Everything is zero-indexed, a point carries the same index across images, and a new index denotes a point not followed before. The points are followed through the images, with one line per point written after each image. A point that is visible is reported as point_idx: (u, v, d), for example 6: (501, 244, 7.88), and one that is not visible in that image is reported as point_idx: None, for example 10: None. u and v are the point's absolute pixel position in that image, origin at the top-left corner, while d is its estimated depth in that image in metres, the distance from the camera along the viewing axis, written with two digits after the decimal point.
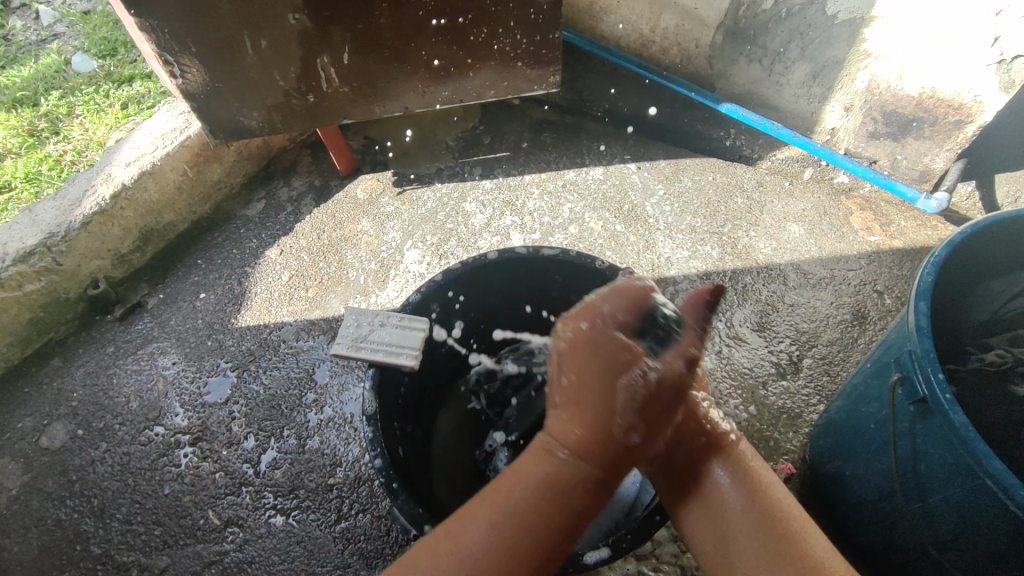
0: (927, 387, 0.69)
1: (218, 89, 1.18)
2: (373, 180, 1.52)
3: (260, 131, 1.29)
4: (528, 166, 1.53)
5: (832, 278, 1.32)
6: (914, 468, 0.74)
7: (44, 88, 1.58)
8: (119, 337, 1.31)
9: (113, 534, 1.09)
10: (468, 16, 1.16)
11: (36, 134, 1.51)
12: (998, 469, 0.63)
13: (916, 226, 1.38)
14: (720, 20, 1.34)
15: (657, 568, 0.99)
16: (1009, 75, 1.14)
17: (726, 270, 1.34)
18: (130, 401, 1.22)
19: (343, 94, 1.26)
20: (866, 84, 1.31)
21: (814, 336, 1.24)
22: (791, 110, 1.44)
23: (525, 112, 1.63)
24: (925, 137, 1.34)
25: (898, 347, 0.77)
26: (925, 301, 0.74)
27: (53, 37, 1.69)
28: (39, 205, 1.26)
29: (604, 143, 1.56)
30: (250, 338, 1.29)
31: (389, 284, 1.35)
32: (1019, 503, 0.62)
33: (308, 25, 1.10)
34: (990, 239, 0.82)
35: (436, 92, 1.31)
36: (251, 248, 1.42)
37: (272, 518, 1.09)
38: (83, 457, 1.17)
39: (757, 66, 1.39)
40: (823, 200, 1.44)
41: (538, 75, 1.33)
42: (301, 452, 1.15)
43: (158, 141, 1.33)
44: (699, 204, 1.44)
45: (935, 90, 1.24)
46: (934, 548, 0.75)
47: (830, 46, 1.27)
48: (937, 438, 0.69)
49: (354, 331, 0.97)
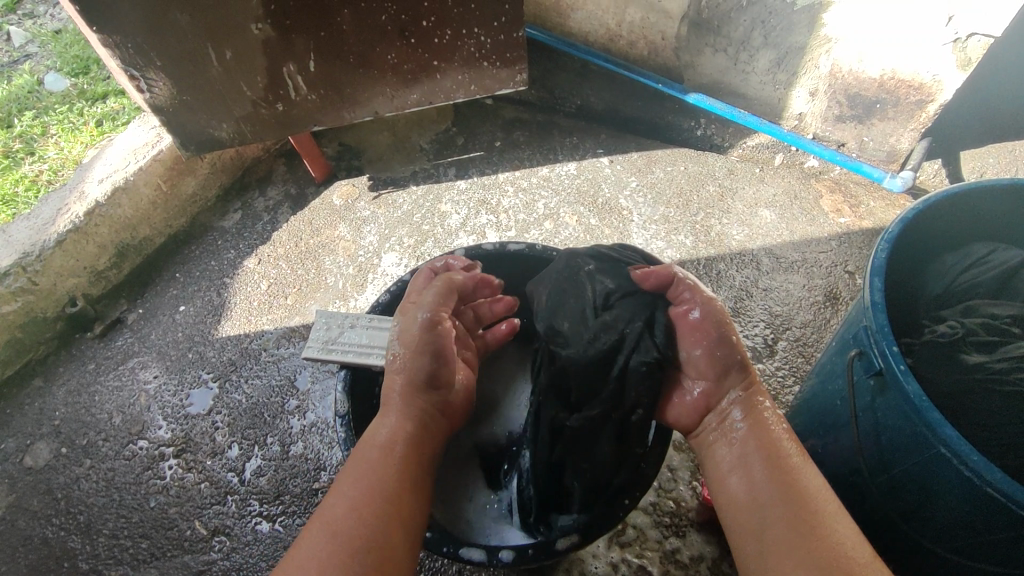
0: (883, 360, 0.71)
1: (186, 102, 1.18)
2: (348, 186, 1.53)
3: (230, 142, 1.30)
4: (501, 164, 1.54)
5: (804, 261, 1.34)
6: (878, 442, 0.76)
7: (17, 109, 1.58)
8: (100, 354, 1.31)
9: (100, 549, 1.09)
10: (431, 18, 1.17)
11: (11, 155, 1.51)
12: (950, 436, 0.65)
13: (884, 206, 1.41)
14: (684, 12, 1.35)
15: (640, 555, 1.00)
16: (965, 54, 1.16)
17: (700, 258, 1.36)
18: (113, 417, 1.23)
19: (311, 102, 1.26)
20: (828, 69, 1.33)
21: (788, 319, 1.26)
22: (758, 97, 1.46)
23: (498, 111, 1.64)
24: (889, 118, 1.36)
25: (856, 324, 0.78)
26: (880, 277, 0.76)
27: (24, 57, 1.69)
28: (12, 226, 1.26)
29: (576, 139, 1.58)
30: (230, 348, 1.30)
31: (368, 288, 1.36)
32: (973, 468, 0.63)
33: (270, 35, 1.11)
34: (934, 215, 0.85)
35: (405, 96, 1.31)
36: (229, 258, 1.43)
37: (258, 525, 1.09)
38: (67, 475, 1.17)
39: (722, 55, 1.40)
40: (793, 185, 1.46)
41: (506, 74, 1.34)
42: (285, 458, 1.15)
43: (131, 157, 1.34)
44: (672, 194, 1.46)
45: (895, 71, 1.26)
46: (901, 518, 0.77)
47: (791, 33, 1.29)
48: (896, 410, 0.71)
49: (324, 336, 1.01)
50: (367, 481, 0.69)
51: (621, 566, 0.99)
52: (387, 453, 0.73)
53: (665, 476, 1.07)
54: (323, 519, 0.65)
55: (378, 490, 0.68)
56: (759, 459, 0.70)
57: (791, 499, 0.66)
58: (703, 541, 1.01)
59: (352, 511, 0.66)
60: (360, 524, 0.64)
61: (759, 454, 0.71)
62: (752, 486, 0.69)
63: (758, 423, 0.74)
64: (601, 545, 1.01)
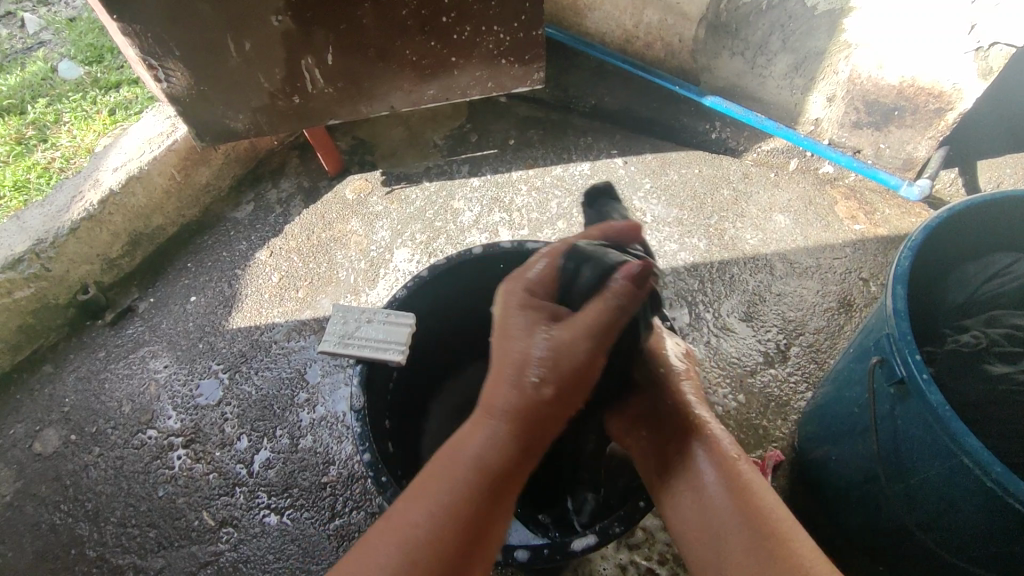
0: (905, 368, 0.71)
1: (204, 92, 1.18)
2: (362, 180, 1.52)
3: (246, 133, 1.30)
4: (515, 162, 1.54)
5: (818, 266, 1.33)
6: (896, 450, 0.76)
7: (30, 96, 1.58)
8: (111, 342, 1.31)
9: (108, 537, 1.10)
10: (451, 14, 1.17)
11: (24, 142, 1.51)
12: (973, 446, 0.64)
13: (900, 214, 1.40)
14: (702, 15, 1.34)
15: (650, 558, 1.00)
16: (987, 63, 1.16)
17: (714, 261, 1.35)
18: (123, 405, 1.23)
19: (328, 95, 1.26)
20: (847, 74, 1.32)
21: (801, 324, 1.26)
22: (774, 101, 1.45)
23: (512, 109, 1.64)
24: (908, 125, 1.35)
25: (878, 332, 0.78)
26: (903, 284, 0.76)
27: (38, 44, 1.69)
28: (27, 212, 1.26)
29: (590, 139, 1.57)
30: (241, 340, 1.30)
31: (379, 283, 1.35)
32: (997, 480, 0.63)
33: (291, 27, 1.11)
34: (957, 224, 0.85)
35: (422, 91, 1.31)
36: (241, 250, 1.43)
37: (266, 518, 1.09)
38: (76, 462, 1.17)
39: (739, 59, 1.40)
40: (808, 190, 1.46)
41: (522, 73, 1.34)
42: (294, 451, 1.15)
43: (146, 146, 1.34)
44: (686, 197, 1.46)
45: (915, 79, 1.25)
46: (918, 528, 0.76)
47: (811, 38, 1.28)
48: (916, 418, 0.71)
49: (342, 328, 1.03)
50: (446, 485, 0.59)
51: (630, 569, 0.99)
52: (436, 507, 0.58)
53: None
54: (399, 532, 0.56)
55: (468, 499, 0.59)
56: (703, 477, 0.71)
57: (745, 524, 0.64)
58: None
59: (416, 526, 0.56)
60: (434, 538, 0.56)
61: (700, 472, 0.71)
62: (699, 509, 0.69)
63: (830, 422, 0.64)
64: (610, 546, 1.01)
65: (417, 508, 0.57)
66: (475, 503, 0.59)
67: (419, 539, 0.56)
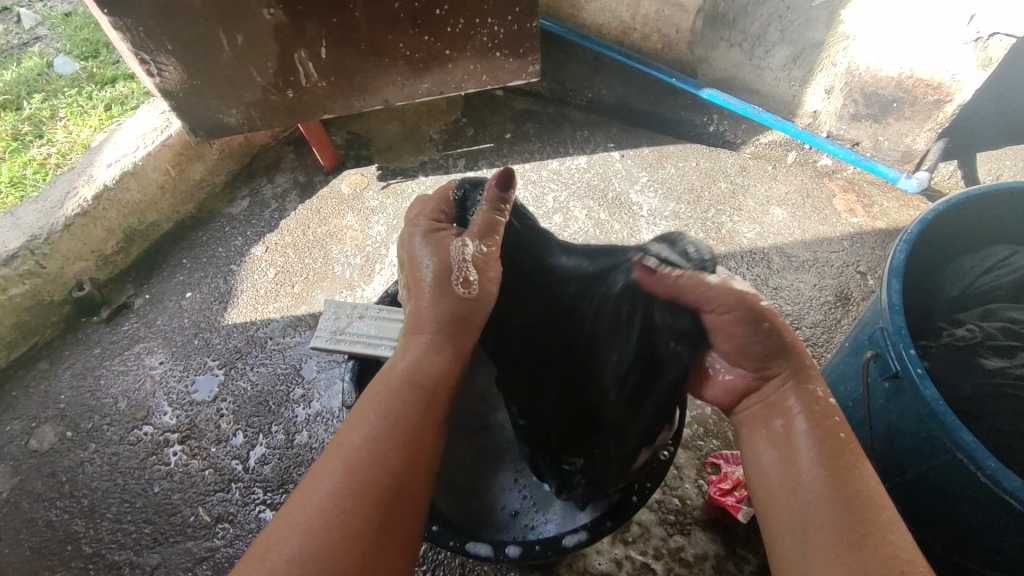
0: (900, 362, 0.70)
1: (196, 87, 1.17)
2: (357, 175, 1.52)
3: (240, 128, 1.29)
4: (511, 156, 1.53)
5: (815, 260, 1.33)
6: (890, 445, 0.75)
7: (26, 92, 1.57)
8: (106, 338, 1.31)
9: (104, 533, 1.10)
10: (445, 7, 1.16)
11: (19, 138, 1.50)
12: (967, 441, 0.64)
13: (898, 207, 1.39)
14: (699, 6, 1.33)
15: (644, 552, 1.00)
16: (986, 53, 1.14)
17: (711, 255, 1.35)
18: (118, 402, 1.22)
19: (321, 89, 1.25)
20: (845, 66, 1.31)
21: (798, 318, 1.25)
22: (772, 94, 1.44)
23: (509, 103, 1.63)
24: (906, 117, 1.34)
25: (873, 326, 0.77)
26: (898, 278, 0.75)
27: (34, 40, 1.68)
28: (21, 208, 1.26)
29: (587, 132, 1.56)
30: (236, 336, 1.29)
31: (375, 278, 1.35)
32: (990, 475, 0.62)
33: (282, 20, 1.10)
34: (953, 217, 0.84)
35: (416, 85, 1.30)
36: (236, 245, 1.42)
37: (261, 514, 1.09)
38: (72, 458, 1.17)
39: (737, 50, 1.38)
40: (806, 183, 1.45)
41: (517, 66, 1.33)
42: (289, 446, 1.15)
43: (140, 141, 1.33)
44: (683, 190, 1.45)
45: (914, 70, 1.24)
46: (912, 523, 0.76)
47: (809, 29, 1.27)
48: (910, 413, 0.70)
49: (333, 325, 1.01)
50: (340, 461, 0.54)
51: (625, 564, 0.99)
52: (333, 483, 0.52)
53: (671, 474, 1.07)
54: (292, 519, 0.51)
55: (363, 471, 0.54)
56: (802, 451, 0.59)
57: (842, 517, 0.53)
58: (708, 540, 1.01)
59: (312, 514, 0.51)
60: (328, 521, 0.50)
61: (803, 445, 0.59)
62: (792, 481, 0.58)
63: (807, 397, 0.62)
64: (605, 541, 1.01)
65: (307, 493, 0.52)
66: (374, 477, 0.54)
67: (312, 523, 0.50)
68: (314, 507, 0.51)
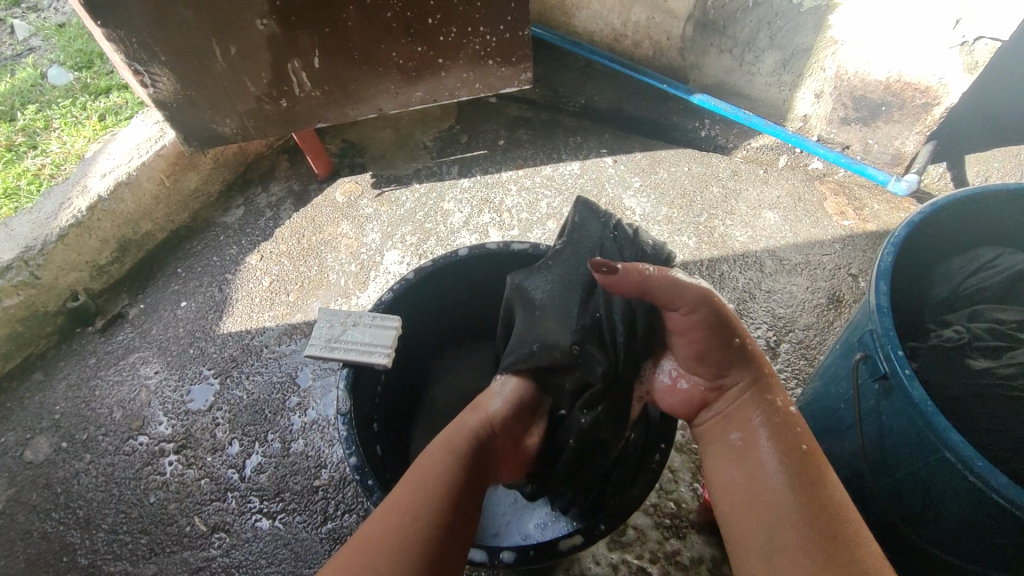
0: (889, 364, 0.71)
1: (190, 97, 1.18)
2: (351, 183, 1.52)
3: (234, 138, 1.29)
4: (505, 163, 1.54)
5: (807, 263, 1.34)
6: (881, 446, 0.76)
7: (20, 103, 1.57)
8: (101, 349, 1.31)
9: (100, 544, 1.09)
10: (437, 16, 1.17)
11: (13, 149, 1.51)
12: (955, 441, 0.65)
13: (889, 209, 1.40)
14: (690, 12, 1.34)
15: (640, 556, 1.00)
16: (972, 57, 1.16)
17: (703, 259, 1.36)
18: (114, 412, 1.22)
19: (315, 99, 1.26)
20: (834, 71, 1.32)
21: (791, 321, 1.26)
22: (762, 98, 1.45)
23: (502, 109, 1.64)
24: (895, 120, 1.35)
25: (862, 327, 0.78)
26: (886, 280, 0.76)
27: (28, 51, 1.69)
28: (15, 219, 1.26)
29: (580, 138, 1.57)
30: (232, 345, 1.29)
31: (370, 285, 1.35)
32: (978, 474, 0.63)
33: (275, 31, 1.11)
34: (940, 220, 0.85)
35: (409, 93, 1.31)
36: (231, 255, 1.42)
37: (258, 522, 1.09)
38: (68, 469, 1.17)
39: (727, 56, 1.40)
40: (797, 187, 1.46)
41: (510, 73, 1.34)
42: (285, 455, 1.15)
43: (134, 152, 1.33)
44: (675, 195, 1.46)
45: (902, 74, 1.26)
46: (904, 524, 0.77)
47: (798, 34, 1.28)
48: (900, 414, 0.71)
49: (328, 332, 1.01)
50: (431, 481, 0.71)
51: (621, 568, 0.99)
52: (430, 495, 0.70)
53: (666, 477, 1.07)
54: (397, 514, 0.67)
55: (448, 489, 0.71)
56: (768, 449, 0.71)
57: (805, 506, 0.64)
58: (703, 543, 1.01)
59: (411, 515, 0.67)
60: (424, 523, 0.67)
61: (768, 444, 0.71)
62: (764, 479, 0.69)
63: (767, 409, 0.74)
64: (602, 546, 1.01)
65: (408, 500, 0.69)
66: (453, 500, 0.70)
67: (410, 521, 0.66)
68: (402, 505, 0.68)
